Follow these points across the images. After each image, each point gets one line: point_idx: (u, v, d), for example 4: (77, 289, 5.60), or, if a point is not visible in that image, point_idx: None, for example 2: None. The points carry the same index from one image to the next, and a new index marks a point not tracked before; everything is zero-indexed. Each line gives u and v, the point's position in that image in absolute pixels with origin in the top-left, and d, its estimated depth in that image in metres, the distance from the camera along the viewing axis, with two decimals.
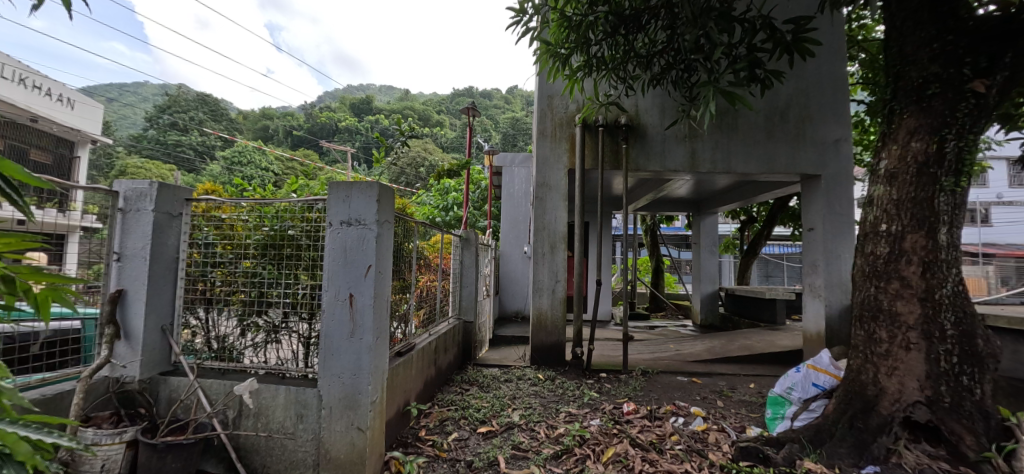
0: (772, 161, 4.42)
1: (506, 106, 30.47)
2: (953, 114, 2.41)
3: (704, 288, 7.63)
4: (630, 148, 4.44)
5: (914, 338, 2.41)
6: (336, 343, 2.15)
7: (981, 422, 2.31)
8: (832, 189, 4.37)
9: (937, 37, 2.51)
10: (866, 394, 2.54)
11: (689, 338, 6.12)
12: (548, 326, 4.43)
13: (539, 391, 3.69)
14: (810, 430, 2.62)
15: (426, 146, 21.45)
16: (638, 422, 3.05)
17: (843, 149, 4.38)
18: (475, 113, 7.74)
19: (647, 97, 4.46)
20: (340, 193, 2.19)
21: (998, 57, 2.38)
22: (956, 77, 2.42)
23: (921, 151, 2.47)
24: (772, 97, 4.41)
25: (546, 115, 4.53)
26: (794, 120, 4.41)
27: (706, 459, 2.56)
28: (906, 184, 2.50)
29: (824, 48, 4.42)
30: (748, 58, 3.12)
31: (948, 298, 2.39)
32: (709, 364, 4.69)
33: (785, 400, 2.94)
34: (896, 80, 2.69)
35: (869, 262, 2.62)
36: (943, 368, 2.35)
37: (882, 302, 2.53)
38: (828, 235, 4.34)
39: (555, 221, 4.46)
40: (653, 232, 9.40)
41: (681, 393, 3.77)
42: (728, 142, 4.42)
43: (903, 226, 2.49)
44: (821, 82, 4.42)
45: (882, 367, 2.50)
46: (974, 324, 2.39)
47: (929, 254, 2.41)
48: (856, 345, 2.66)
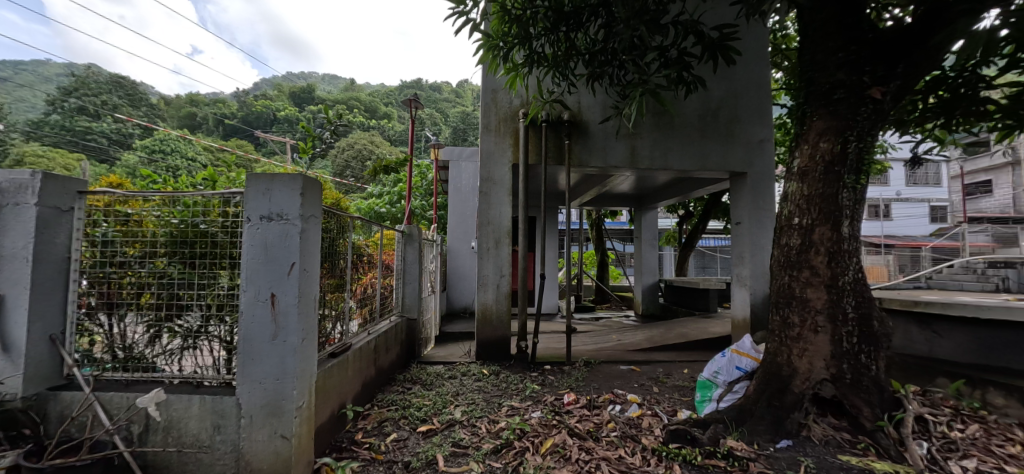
0: (705, 158, 4.67)
1: (456, 100, 30.19)
2: (855, 118, 2.65)
3: (646, 280, 7.94)
4: (573, 145, 4.53)
5: (821, 321, 2.64)
6: (259, 346, 2.01)
7: (877, 395, 2.59)
8: (757, 186, 4.68)
9: (843, 46, 2.74)
10: (782, 374, 2.74)
11: (630, 328, 6.39)
12: (494, 321, 4.43)
13: (482, 386, 3.67)
14: (732, 410, 2.78)
15: (373, 139, 20.82)
16: (577, 412, 3.13)
17: (767, 149, 4.70)
18: (419, 105, 7.56)
19: (590, 95, 4.55)
20: (259, 185, 2.04)
21: (892, 67, 2.64)
22: (858, 83, 2.65)
23: (828, 151, 2.70)
24: (705, 98, 4.66)
25: (490, 109, 4.50)
26: (724, 121, 4.68)
27: (639, 443, 2.65)
28: (816, 181, 2.72)
29: (749, 54, 4.72)
30: (678, 61, 3.27)
31: (850, 284, 2.63)
32: (649, 353, 4.90)
33: (712, 384, 3.11)
34: (809, 85, 2.91)
35: (784, 253, 2.82)
36: (845, 348, 2.60)
37: (795, 289, 2.74)
38: (753, 228, 4.66)
39: (499, 216, 4.45)
40: (599, 226, 9.71)
41: (621, 381, 3.92)
42: (665, 140, 4.62)
43: (812, 220, 2.71)
44: (747, 85, 4.72)
45: (794, 349, 2.71)
46: (872, 308, 2.65)
47: (834, 244, 2.65)
48: (773, 329, 2.86)
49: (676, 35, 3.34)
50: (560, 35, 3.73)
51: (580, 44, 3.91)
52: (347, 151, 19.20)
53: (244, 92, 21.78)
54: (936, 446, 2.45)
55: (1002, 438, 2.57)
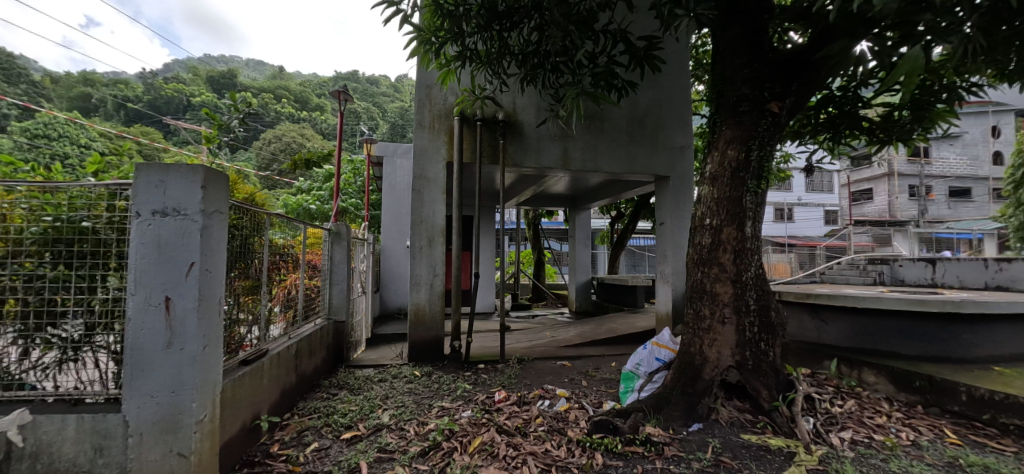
0: (632, 162, 4.91)
1: (393, 95, 29.29)
2: (758, 129, 2.92)
3: (579, 277, 8.19)
4: (508, 144, 4.56)
5: (728, 313, 2.88)
6: (150, 356, 1.81)
7: (773, 378, 2.87)
8: (678, 189, 5.01)
9: (748, 63, 3.00)
10: (694, 363, 2.95)
11: (564, 325, 6.57)
12: (426, 321, 4.35)
13: (413, 389, 3.59)
14: (651, 399, 2.95)
15: (303, 131, 19.61)
16: (508, 409, 3.16)
17: (687, 154, 5.04)
18: (349, 95, 6.50)
19: (524, 97, 4.61)
20: (151, 177, 1.84)
21: (787, 85, 2.94)
22: (760, 98, 2.93)
23: (734, 158, 2.95)
24: (632, 105, 4.89)
25: (424, 105, 4.41)
26: (650, 127, 4.95)
27: (565, 436, 2.74)
28: (724, 185, 2.96)
29: (671, 65, 5.03)
30: (606, 67, 3.40)
31: (752, 279, 2.90)
32: (581, 348, 5.07)
33: (634, 375, 3.29)
34: (720, 96, 3.17)
35: (697, 251, 3.04)
36: (748, 337, 2.86)
37: (706, 284, 2.96)
38: (674, 228, 4.97)
39: (432, 215, 4.38)
40: (535, 226, 9.88)
41: (552, 377, 4.02)
42: (595, 143, 4.79)
43: (721, 220, 2.95)
44: (670, 94, 5.02)
45: (705, 339, 2.94)
46: (770, 300, 2.94)
47: (739, 243, 2.90)
48: (688, 322, 3.08)
49: (605, 43, 3.47)
50: (493, 33, 3.73)
51: (513, 44, 3.94)
52: (272, 144, 17.91)
53: (151, 74, 19.60)
54: (820, 420, 2.77)
55: (872, 411, 2.96)
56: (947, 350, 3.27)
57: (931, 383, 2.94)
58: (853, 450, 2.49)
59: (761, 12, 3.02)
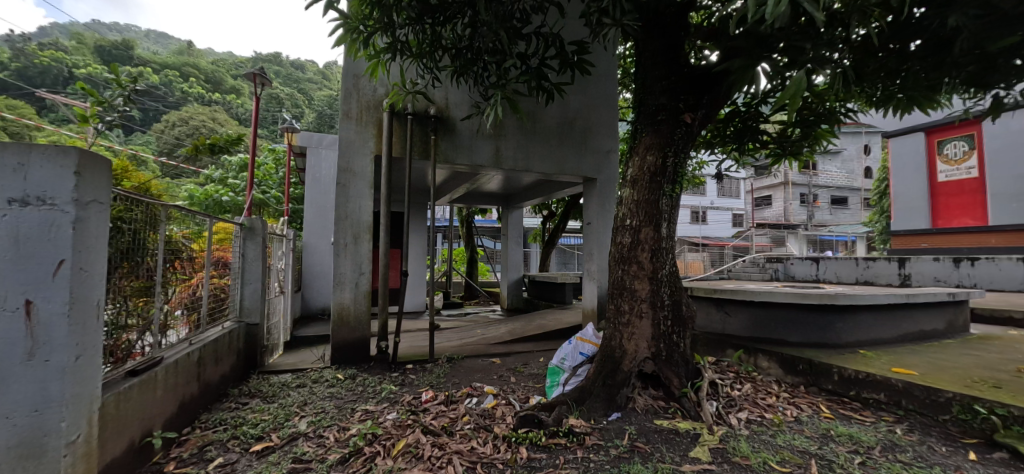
0: (562, 163, 5.05)
1: (320, 82, 27.63)
2: (674, 137, 3.13)
3: (511, 275, 8.25)
4: (439, 140, 4.48)
5: (645, 308, 3.08)
6: (5, 370, 1.55)
7: (683, 367, 3.12)
8: (604, 191, 5.23)
9: (667, 75, 3.21)
10: (614, 356, 3.12)
11: (495, 322, 6.61)
12: (351, 322, 4.16)
13: (334, 393, 3.42)
14: (575, 392, 3.07)
15: (214, 116, 17.88)
16: (434, 409, 3.12)
17: (613, 158, 5.29)
18: (267, 81, 5.88)
19: (456, 93, 4.56)
20: (7, 161, 1.58)
21: (700, 98, 3.19)
22: (676, 108, 3.14)
23: (653, 163, 3.14)
24: (563, 108, 5.04)
25: (351, 95, 4.21)
26: (579, 130, 5.12)
27: (491, 433, 2.76)
28: (643, 188, 3.14)
29: (599, 72, 5.24)
30: (537, 69, 3.45)
31: (666, 276, 3.13)
32: (511, 345, 5.13)
33: (560, 369, 3.40)
34: (641, 105, 3.35)
35: (618, 249, 3.21)
36: (662, 329, 3.09)
37: (625, 281, 3.14)
38: (600, 227, 5.18)
39: (358, 210, 4.19)
40: (468, 224, 9.83)
41: (481, 374, 4.03)
42: (527, 143, 4.87)
43: (640, 221, 3.13)
44: (598, 99, 5.23)
45: (624, 333, 3.12)
46: (681, 296, 3.19)
47: (655, 242, 3.11)
48: (609, 316, 3.24)
49: (537, 46, 3.52)
50: (425, 26, 3.64)
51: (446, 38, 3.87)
52: (177, 127, 16.13)
53: (22, 38, 16.77)
54: (723, 403, 3.04)
55: (765, 393, 3.30)
56: (825, 337, 3.74)
57: (811, 365, 3.35)
58: (748, 429, 2.77)
59: (678, 28, 3.24)
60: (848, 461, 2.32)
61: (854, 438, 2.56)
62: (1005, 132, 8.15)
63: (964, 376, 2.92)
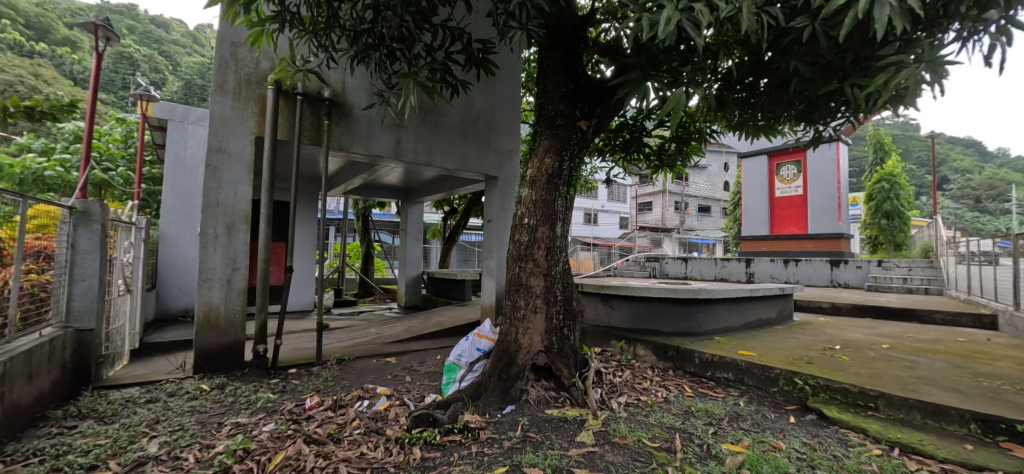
0: (465, 160, 5.04)
1: (188, 47, 23.96)
2: (570, 142, 3.32)
3: (409, 272, 7.92)
4: (333, 126, 4.17)
5: (539, 303, 3.23)
6: None
7: (572, 358, 3.33)
8: (505, 190, 5.34)
9: (566, 83, 3.38)
10: (510, 350, 3.23)
11: (390, 320, 6.37)
12: (221, 324, 3.68)
13: (196, 406, 3.00)
14: (470, 388, 3.09)
15: (37, 71, 14.50)
16: (319, 416, 2.92)
17: (514, 158, 5.42)
18: (113, 37, 4.93)
19: (355, 77, 4.29)
20: None
21: (594, 108, 3.42)
22: (573, 115, 3.33)
23: (550, 165, 3.29)
24: (467, 104, 5.02)
25: (227, 66, 3.71)
26: (483, 128, 5.16)
27: (383, 436, 2.66)
28: (541, 189, 3.28)
29: (504, 72, 5.32)
30: (443, 62, 3.37)
31: (559, 273, 3.32)
32: (407, 343, 4.99)
33: (456, 366, 3.43)
34: (541, 109, 3.49)
35: (516, 247, 3.31)
36: (554, 323, 3.28)
37: (522, 278, 3.26)
38: (500, 225, 5.26)
39: (234, 197, 3.73)
40: (364, 217, 9.32)
41: (374, 375, 3.86)
42: (429, 136, 4.77)
43: (537, 220, 3.26)
44: (502, 100, 5.31)
45: (520, 328, 3.24)
46: (572, 291, 3.41)
47: (550, 241, 3.27)
48: (505, 312, 3.34)
49: (443, 39, 3.44)
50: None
51: (344, 17, 3.60)
52: None
53: None
54: (606, 390, 3.31)
55: (641, 378, 3.67)
56: (690, 327, 4.28)
57: (678, 352, 3.81)
58: (626, 411, 3.05)
59: (577, 40, 3.43)
60: (704, 433, 2.68)
61: (709, 413, 2.96)
62: (822, 160, 10.12)
63: (789, 355, 3.56)
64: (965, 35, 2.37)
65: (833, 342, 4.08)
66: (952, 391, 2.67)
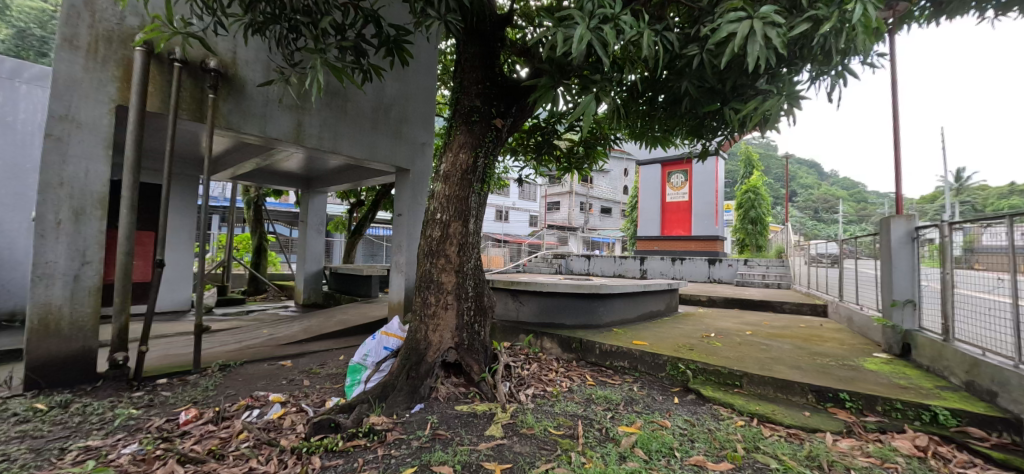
0: (374, 149, 4.79)
1: None
2: (485, 139, 3.33)
3: (308, 267, 7.31)
4: (220, 101, 3.69)
5: (450, 300, 3.22)
6: None
7: (482, 353, 3.36)
8: (417, 183, 5.19)
9: (483, 80, 3.38)
10: (419, 348, 3.18)
11: (285, 320, 5.84)
12: (64, 329, 3.06)
13: (28, 431, 2.47)
14: (376, 389, 2.98)
15: None
16: (198, 432, 2.59)
17: (427, 151, 5.30)
18: None
19: (248, 49, 3.84)
20: None
21: (509, 107, 3.48)
22: (488, 113, 3.35)
23: (464, 161, 3.28)
24: (378, 91, 4.78)
25: (79, 17, 3.09)
26: (394, 117, 4.95)
27: (276, 447, 2.44)
28: (455, 184, 3.26)
29: (418, 62, 5.16)
30: (355, 44, 3.16)
31: (471, 269, 3.33)
32: (304, 345, 4.62)
33: (362, 367, 3.30)
34: (456, 103, 3.44)
35: (427, 243, 3.26)
36: (465, 320, 3.29)
37: (432, 274, 3.22)
38: (410, 219, 5.09)
39: (86, 176, 3.13)
40: (256, 206, 8.41)
41: (266, 381, 3.52)
42: (335, 122, 4.45)
43: (450, 216, 3.23)
44: (416, 90, 5.15)
45: (430, 325, 3.20)
46: (483, 288, 3.44)
47: (462, 237, 3.26)
48: (415, 309, 3.28)
49: (354, 19, 3.22)
50: None
51: None
52: None
53: None
54: (514, 383, 3.40)
55: (547, 369, 3.83)
56: (591, 320, 4.57)
57: (581, 343, 4.05)
58: (533, 402, 3.16)
59: (495, 39, 3.44)
60: (603, 418, 2.89)
61: (607, 399, 3.20)
62: (704, 172, 11.46)
63: (674, 343, 3.98)
64: (815, 72, 2.84)
65: (709, 331, 4.64)
66: (796, 369, 3.20)
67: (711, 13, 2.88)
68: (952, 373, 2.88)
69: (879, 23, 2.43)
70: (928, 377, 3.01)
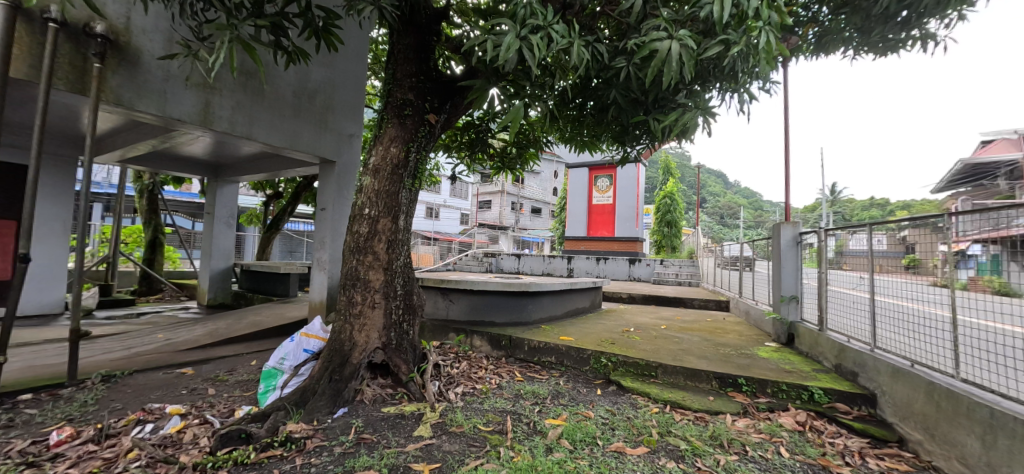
0: (295, 138, 4.48)
1: None
2: (417, 133, 3.27)
3: (215, 264, 6.63)
4: (109, 73, 3.23)
5: (378, 298, 3.11)
6: None
7: (411, 353, 3.30)
8: (343, 176, 4.94)
9: (416, 73, 3.31)
10: (343, 350, 3.04)
11: (186, 323, 5.26)
12: None
13: None
14: (295, 395, 2.80)
15: None
16: (74, 453, 2.27)
17: (355, 143, 5.08)
18: None
19: (145, 16, 3.41)
20: None
21: (443, 103, 3.44)
22: (421, 108, 3.29)
23: (395, 155, 3.19)
24: (301, 76, 4.48)
25: None
26: (318, 105, 4.68)
27: (175, 465, 2.21)
28: (384, 179, 3.16)
29: (347, 49, 4.91)
30: (277, 22, 2.92)
31: (401, 267, 3.24)
32: (209, 350, 4.20)
33: (278, 371, 3.09)
34: (388, 95, 3.33)
35: (354, 239, 3.12)
36: (393, 319, 3.20)
37: (359, 272, 3.09)
38: (334, 214, 4.82)
39: None
40: (151, 195, 7.47)
41: (162, 391, 3.16)
42: (251, 106, 4.10)
43: (378, 211, 3.13)
44: (343, 78, 4.91)
45: (355, 325, 3.08)
46: (412, 286, 3.37)
47: (392, 234, 3.17)
48: (339, 309, 3.13)
49: None
50: None
51: None
52: None
53: None
54: (443, 382, 3.38)
55: (477, 367, 3.85)
56: (520, 317, 4.68)
57: (510, 341, 4.13)
58: (463, 400, 3.16)
59: (430, 33, 3.39)
60: (531, 412, 2.97)
61: (535, 393, 3.29)
62: (627, 177, 12.15)
63: (598, 338, 4.19)
64: (724, 90, 3.14)
65: (628, 326, 4.95)
66: (702, 358, 3.52)
67: (637, 28, 3.06)
68: (825, 357, 3.35)
69: (776, 51, 2.75)
70: (807, 362, 3.48)
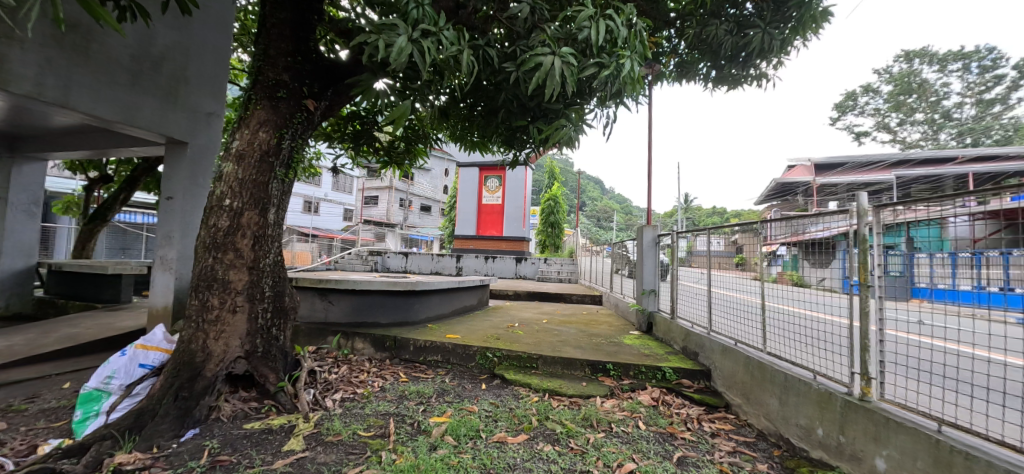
0: (134, 111, 3.78)
1: None
2: (292, 119, 3.00)
3: (8, 263, 5.20)
4: None
5: (240, 301, 2.79)
6: None
7: (280, 361, 3.01)
8: (198, 161, 4.30)
9: (292, 53, 3.03)
10: (194, 362, 2.67)
11: None
12: None
13: None
14: (126, 420, 2.37)
15: None
16: None
17: (213, 124, 4.46)
18: None
19: None
20: None
21: (324, 89, 3.20)
22: (298, 91, 3.02)
23: (265, 141, 2.89)
24: (143, 40, 3.80)
25: None
26: (166, 76, 4.01)
27: None
28: (250, 167, 2.84)
29: (206, 16, 4.30)
30: None
31: (270, 266, 2.94)
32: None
33: (103, 393, 2.60)
34: (257, 73, 3.00)
35: (211, 234, 2.75)
36: (259, 324, 2.89)
37: (217, 272, 2.74)
38: (185, 205, 4.16)
39: None
40: None
41: None
42: (69, 67, 3.35)
43: (243, 203, 2.80)
44: (201, 48, 4.28)
45: (211, 332, 2.72)
46: (284, 287, 3.08)
47: (259, 228, 2.86)
48: (189, 315, 2.74)
49: None
50: None
51: None
52: None
53: None
54: (319, 389, 3.15)
55: (358, 371, 3.66)
56: (405, 317, 4.56)
57: (394, 341, 4.00)
58: (341, 407, 2.98)
59: (309, 11, 3.13)
60: (415, 412, 2.92)
61: (420, 393, 3.24)
62: (515, 179, 12.59)
63: (483, 335, 4.28)
64: None
65: (513, 322, 5.15)
66: (578, 349, 3.83)
67: (525, 37, 3.21)
68: (675, 341, 3.89)
69: (644, 73, 3.11)
70: (662, 346, 3.99)
